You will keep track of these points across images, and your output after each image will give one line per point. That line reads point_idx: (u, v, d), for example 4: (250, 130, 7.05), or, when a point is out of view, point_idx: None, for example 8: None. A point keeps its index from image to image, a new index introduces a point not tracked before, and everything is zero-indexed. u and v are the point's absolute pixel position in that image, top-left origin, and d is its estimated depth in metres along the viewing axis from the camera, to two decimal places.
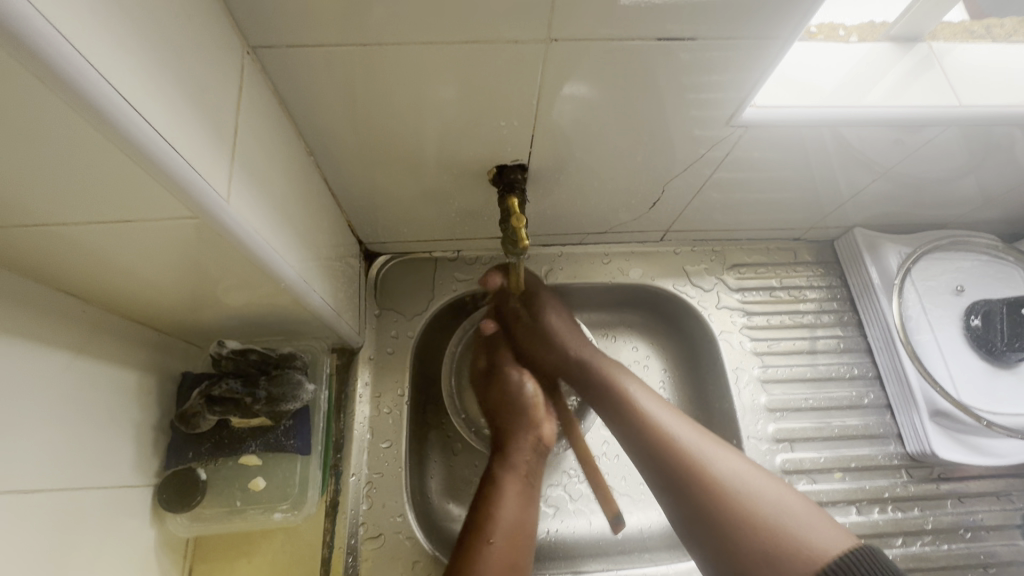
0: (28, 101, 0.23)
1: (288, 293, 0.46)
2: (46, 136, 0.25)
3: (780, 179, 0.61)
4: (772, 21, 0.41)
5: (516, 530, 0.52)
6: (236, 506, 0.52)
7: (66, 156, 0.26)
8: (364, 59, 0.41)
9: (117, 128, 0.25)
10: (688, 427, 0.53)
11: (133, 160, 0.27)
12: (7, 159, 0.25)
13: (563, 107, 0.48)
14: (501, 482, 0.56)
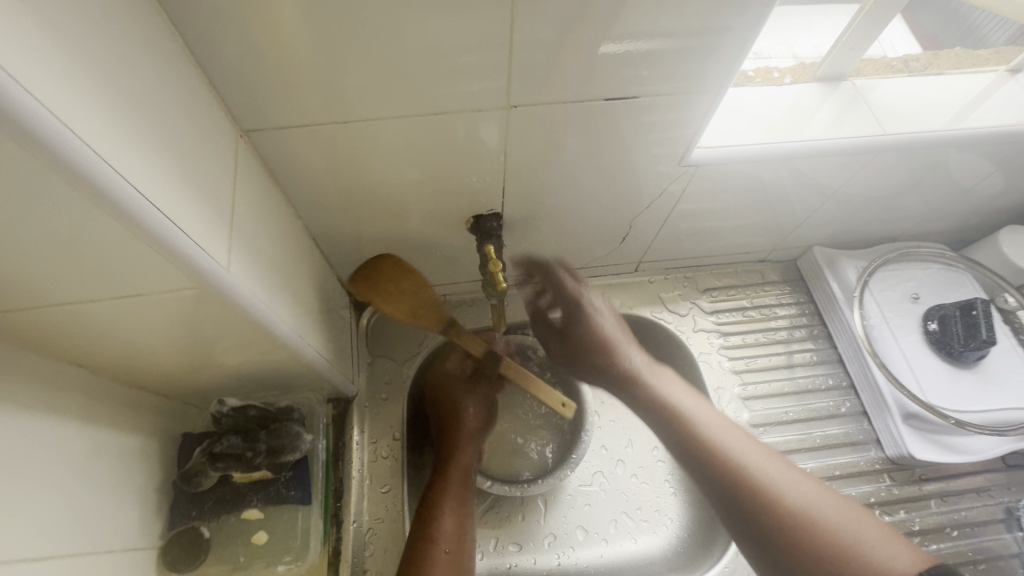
0: (52, 198, 0.26)
1: (284, 348, 0.49)
2: (67, 224, 0.28)
3: (739, 206, 0.65)
4: (705, 74, 0.46)
5: (458, 537, 0.59)
6: (240, 562, 0.52)
7: (84, 241, 0.30)
8: (342, 135, 0.46)
9: (131, 217, 0.29)
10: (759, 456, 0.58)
11: (144, 242, 0.30)
12: (35, 245, 0.29)
13: (528, 158, 0.52)
14: (443, 489, 0.61)
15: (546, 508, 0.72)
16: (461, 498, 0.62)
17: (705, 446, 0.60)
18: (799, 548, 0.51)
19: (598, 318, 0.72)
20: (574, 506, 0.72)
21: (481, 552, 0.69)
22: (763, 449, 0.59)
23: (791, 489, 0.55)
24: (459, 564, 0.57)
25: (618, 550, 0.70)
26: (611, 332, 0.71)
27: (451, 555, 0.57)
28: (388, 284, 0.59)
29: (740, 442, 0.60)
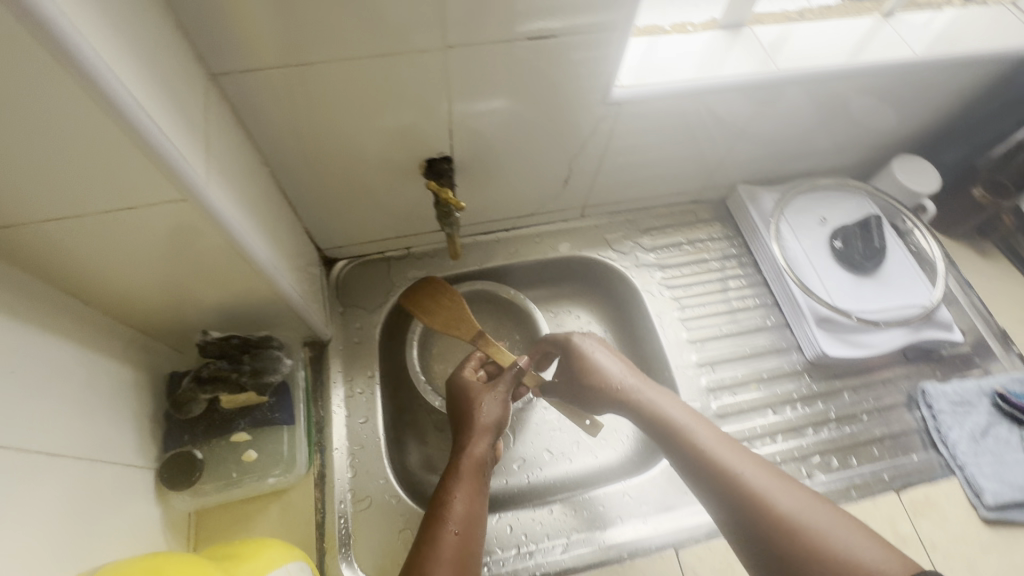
0: (64, 95, 0.31)
1: (262, 280, 0.54)
2: (75, 127, 0.33)
3: (668, 145, 0.74)
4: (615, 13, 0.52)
5: (469, 521, 0.56)
6: (232, 478, 0.57)
7: (88, 145, 0.35)
8: (298, 78, 0.50)
9: (127, 122, 0.34)
10: (740, 454, 0.58)
11: (139, 148, 0.36)
12: (45, 146, 0.34)
13: (468, 99, 0.57)
14: (451, 480, 0.60)
15: (514, 434, 0.79)
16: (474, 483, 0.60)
17: (701, 460, 0.58)
18: (775, 546, 0.52)
19: (601, 367, 0.66)
20: (539, 431, 0.79)
21: None
22: (757, 459, 0.58)
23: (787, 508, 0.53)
24: (469, 547, 0.54)
25: (581, 466, 0.77)
26: (615, 375, 0.66)
27: (461, 538, 0.55)
28: (449, 313, 0.72)
29: (738, 458, 0.57)
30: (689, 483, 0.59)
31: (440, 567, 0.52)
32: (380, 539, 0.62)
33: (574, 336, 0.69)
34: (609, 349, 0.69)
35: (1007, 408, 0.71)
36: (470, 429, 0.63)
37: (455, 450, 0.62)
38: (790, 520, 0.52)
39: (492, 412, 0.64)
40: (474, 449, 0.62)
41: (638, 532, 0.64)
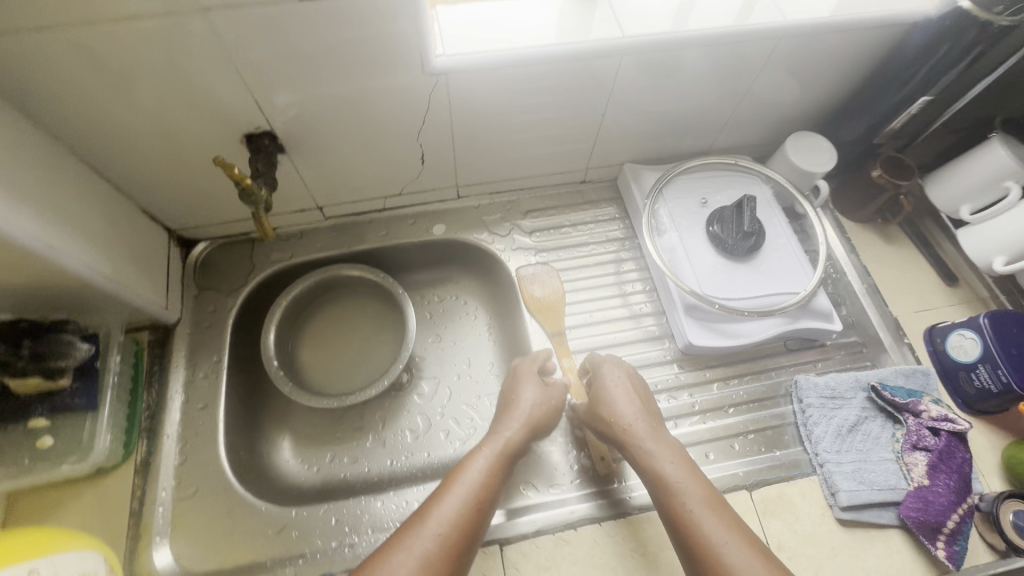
0: None
1: (43, 263, 0.51)
2: None
3: (526, 121, 0.70)
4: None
5: (476, 503, 0.51)
6: (26, 464, 0.56)
7: None
8: (48, 43, 0.46)
9: None
10: (716, 506, 0.50)
11: None
12: None
13: (261, 64, 0.53)
14: (479, 454, 0.56)
15: (382, 421, 0.78)
16: (494, 465, 0.55)
17: (682, 528, 0.50)
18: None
19: (614, 402, 0.61)
20: (409, 420, 0.78)
21: (317, 464, 0.74)
22: (737, 517, 0.50)
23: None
24: (466, 531, 0.49)
25: (445, 454, 0.75)
26: (626, 417, 0.59)
27: (457, 518, 0.49)
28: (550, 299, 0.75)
29: (718, 523, 0.49)
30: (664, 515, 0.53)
31: (428, 537, 0.47)
32: (204, 527, 0.61)
33: (603, 364, 0.65)
34: (632, 385, 0.63)
35: (881, 403, 0.67)
36: (521, 413, 0.61)
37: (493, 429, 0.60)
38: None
39: (530, 397, 0.62)
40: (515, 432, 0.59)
41: None
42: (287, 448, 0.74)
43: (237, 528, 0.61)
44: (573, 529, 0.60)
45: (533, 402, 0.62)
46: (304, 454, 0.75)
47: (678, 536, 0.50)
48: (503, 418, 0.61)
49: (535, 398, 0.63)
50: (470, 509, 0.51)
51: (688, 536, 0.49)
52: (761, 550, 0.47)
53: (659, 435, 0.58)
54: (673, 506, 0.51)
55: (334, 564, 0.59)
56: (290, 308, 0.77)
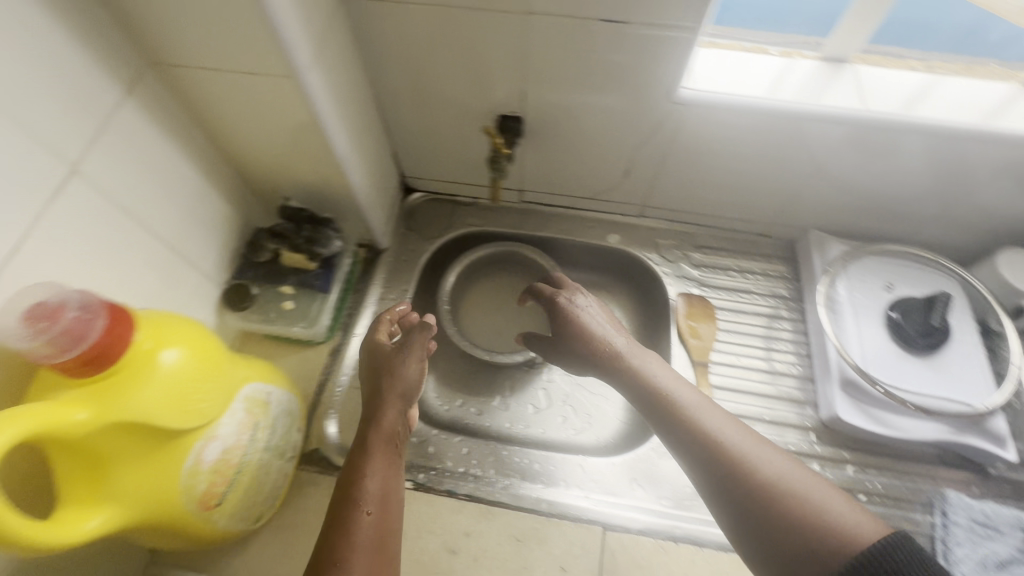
0: None
1: (338, 171, 0.66)
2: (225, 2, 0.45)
3: (735, 164, 0.74)
4: (681, 10, 0.55)
5: (383, 497, 0.55)
6: (270, 317, 0.70)
7: (231, 15, 0.47)
8: (404, 14, 0.60)
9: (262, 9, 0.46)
10: (705, 404, 0.54)
11: (267, 29, 0.47)
12: (208, 10, 0.46)
13: (541, 62, 0.64)
14: (364, 455, 0.58)
15: (512, 388, 0.87)
16: (388, 460, 0.59)
17: (679, 421, 0.53)
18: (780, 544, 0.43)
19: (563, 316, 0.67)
20: (534, 397, 0.86)
21: (449, 405, 0.85)
22: (728, 415, 0.53)
23: (817, 494, 0.45)
24: (386, 525, 0.54)
25: (558, 435, 0.83)
26: (568, 329, 0.66)
27: (377, 518, 0.54)
28: (699, 330, 0.79)
29: (719, 418, 0.52)
30: (654, 415, 0.56)
31: (359, 547, 0.51)
32: None
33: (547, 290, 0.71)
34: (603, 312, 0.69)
35: None
36: (382, 396, 0.62)
37: (371, 415, 0.62)
38: (774, 488, 0.46)
39: (411, 372, 0.65)
40: (386, 419, 0.61)
41: (579, 502, 0.66)
42: (429, 383, 0.86)
43: None
44: (673, 542, 0.64)
45: (406, 377, 0.64)
46: (441, 392, 0.86)
47: (673, 429, 0.53)
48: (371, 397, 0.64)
49: (415, 373, 0.66)
50: (375, 508, 0.54)
51: (685, 427, 0.53)
52: (755, 439, 0.50)
53: (633, 347, 0.63)
54: (663, 403, 0.56)
55: (457, 485, 0.67)
56: (468, 267, 0.89)
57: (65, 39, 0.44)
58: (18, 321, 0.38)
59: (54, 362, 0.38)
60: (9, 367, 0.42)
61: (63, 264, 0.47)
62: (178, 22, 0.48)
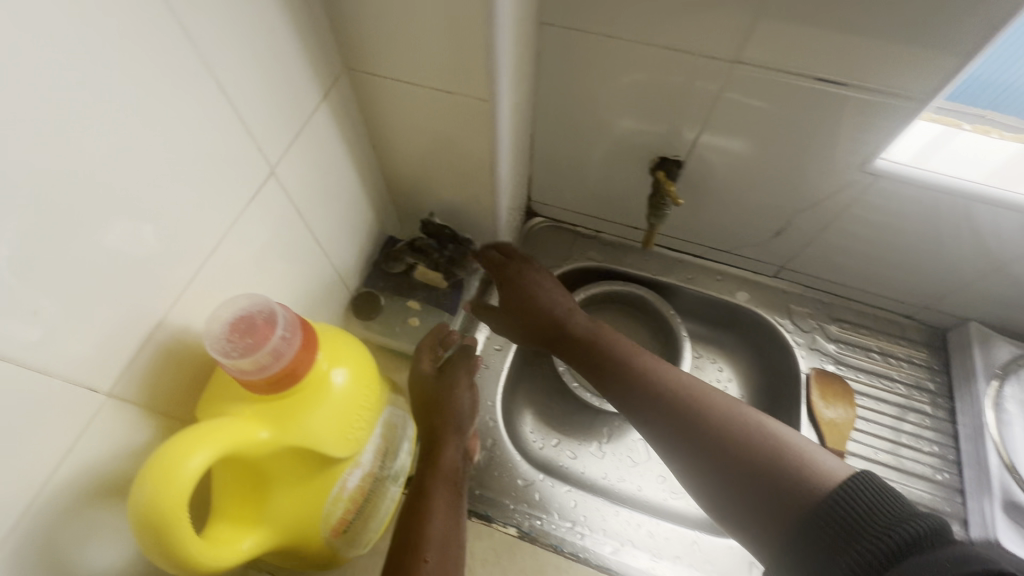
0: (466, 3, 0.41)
1: (491, 193, 0.64)
2: (453, 22, 0.43)
3: (908, 244, 0.68)
4: (923, 80, 0.50)
5: (446, 539, 0.51)
6: (394, 329, 0.68)
7: (452, 36, 0.45)
8: (598, 44, 0.58)
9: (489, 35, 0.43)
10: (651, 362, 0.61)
11: (484, 55, 0.45)
12: (431, 28, 0.45)
13: (726, 110, 0.60)
14: (426, 496, 0.54)
15: (609, 435, 0.83)
16: (451, 502, 0.55)
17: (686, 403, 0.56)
18: (787, 497, 0.47)
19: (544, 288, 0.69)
20: (631, 450, 0.82)
21: (543, 442, 0.82)
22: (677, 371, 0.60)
23: (788, 447, 0.51)
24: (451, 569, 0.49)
25: (651, 496, 0.78)
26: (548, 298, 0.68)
27: (440, 563, 0.49)
28: (834, 411, 0.73)
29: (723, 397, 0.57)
30: (641, 395, 0.59)
31: None
32: None
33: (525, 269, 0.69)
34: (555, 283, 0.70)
35: None
36: (438, 432, 0.59)
37: (428, 455, 0.58)
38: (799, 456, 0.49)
39: (467, 403, 0.62)
40: (443, 457, 0.58)
41: None
42: (527, 418, 0.83)
43: (495, 464, 0.69)
44: None
45: (460, 407, 0.62)
46: (537, 427, 0.83)
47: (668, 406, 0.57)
48: (429, 438, 0.60)
49: (468, 403, 0.63)
50: (436, 552, 0.49)
51: (681, 403, 0.56)
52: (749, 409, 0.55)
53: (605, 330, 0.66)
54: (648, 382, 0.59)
55: (562, 541, 0.64)
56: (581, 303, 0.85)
57: (289, 42, 0.43)
58: (206, 340, 0.35)
59: (253, 376, 0.36)
60: (183, 370, 0.41)
61: (242, 266, 0.46)
62: (391, 36, 0.47)
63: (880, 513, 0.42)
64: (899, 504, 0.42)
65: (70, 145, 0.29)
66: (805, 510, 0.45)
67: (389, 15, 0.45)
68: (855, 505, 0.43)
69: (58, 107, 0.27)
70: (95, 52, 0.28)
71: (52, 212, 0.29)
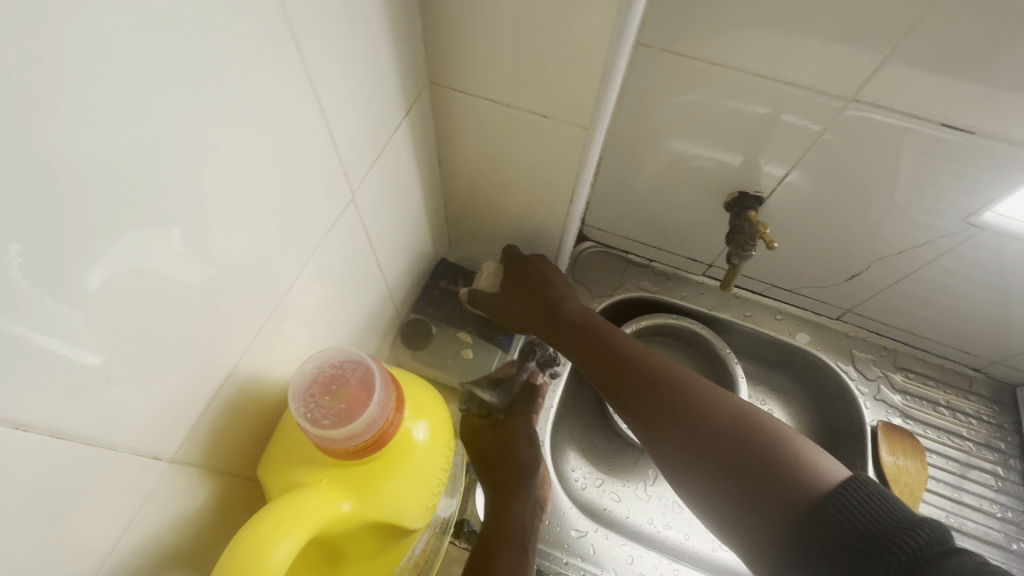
0: (590, 26, 0.37)
1: (564, 222, 0.59)
2: (572, 44, 0.39)
3: (996, 300, 0.64)
4: None
5: None
6: (445, 363, 0.63)
7: (567, 59, 0.41)
8: (695, 71, 0.54)
9: (612, 61, 0.39)
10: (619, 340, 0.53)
11: (600, 80, 0.41)
12: (544, 48, 0.40)
13: (823, 151, 0.56)
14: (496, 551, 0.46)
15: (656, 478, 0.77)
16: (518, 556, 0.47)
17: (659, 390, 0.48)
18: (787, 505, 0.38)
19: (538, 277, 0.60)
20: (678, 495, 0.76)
21: (586, 482, 0.76)
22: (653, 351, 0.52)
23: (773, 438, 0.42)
24: None
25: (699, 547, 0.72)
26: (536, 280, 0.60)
27: None
28: (903, 468, 0.69)
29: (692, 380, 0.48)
30: (609, 379, 0.51)
31: None
32: None
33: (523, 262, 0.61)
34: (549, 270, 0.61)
35: None
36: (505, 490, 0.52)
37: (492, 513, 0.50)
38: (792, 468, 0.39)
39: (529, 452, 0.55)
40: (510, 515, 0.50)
41: None
42: (571, 456, 0.77)
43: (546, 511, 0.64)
44: None
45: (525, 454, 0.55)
46: (579, 466, 0.77)
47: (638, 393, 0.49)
48: (497, 495, 0.52)
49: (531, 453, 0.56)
50: None
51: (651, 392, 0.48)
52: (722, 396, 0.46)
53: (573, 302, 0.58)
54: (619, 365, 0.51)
55: None
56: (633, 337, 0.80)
57: (384, 54, 0.38)
58: (290, 401, 0.32)
59: (340, 444, 0.32)
60: (242, 421, 0.36)
61: (308, 302, 0.41)
62: (491, 52, 0.42)
63: (869, 520, 0.35)
64: (885, 506, 0.35)
65: (142, 176, 0.23)
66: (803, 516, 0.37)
67: (494, 30, 0.41)
68: (849, 510, 0.36)
69: (142, 133, 0.22)
70: (190, 65, 0.24)
71: (109, 257, 0.23)
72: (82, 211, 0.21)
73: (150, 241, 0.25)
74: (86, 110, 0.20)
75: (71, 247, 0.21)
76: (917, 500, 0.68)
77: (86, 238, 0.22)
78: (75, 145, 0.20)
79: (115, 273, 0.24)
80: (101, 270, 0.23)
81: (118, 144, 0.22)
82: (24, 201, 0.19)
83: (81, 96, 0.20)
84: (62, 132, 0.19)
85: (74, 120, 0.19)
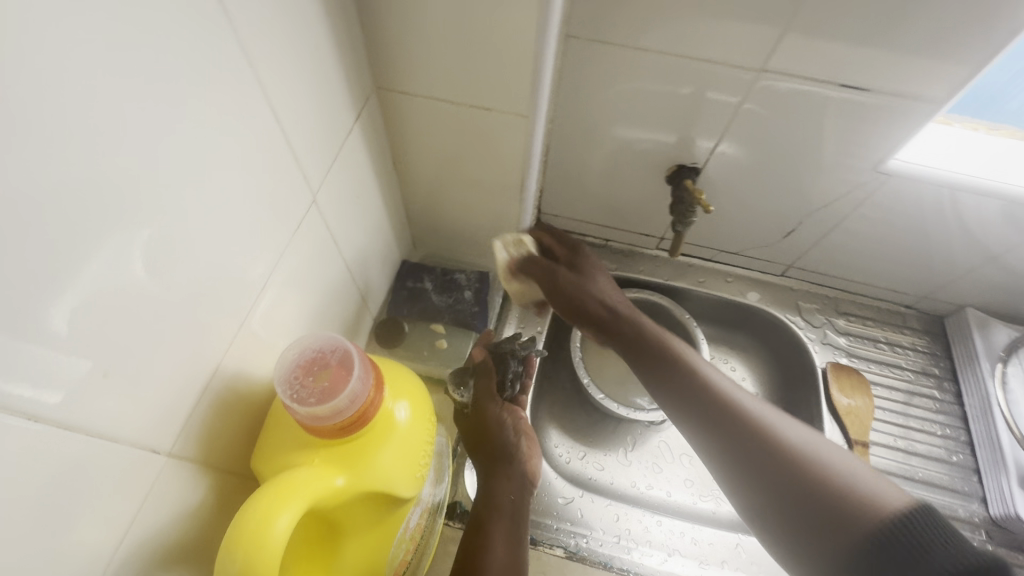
0: (515, 20, 0.41)
1: (519, 209, 0.63)
2: (501, 39, 0.43)
3: (913, 239, 0.71)
4: (940, 84, 0.53)
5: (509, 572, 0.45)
6: (421, 355, 0.66)
7: (499, 52, 0.44)
8: (621, 57, 0.58)
9: (540, 50, 0.43)
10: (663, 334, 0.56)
11: (531, 70, 0.45)
12: (477, 45, 0.44)
13: (744, 120, 0.62)
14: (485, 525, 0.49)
15: (634, 443, 0.81)
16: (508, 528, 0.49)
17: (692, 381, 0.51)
18: (805, 496, 0.40)
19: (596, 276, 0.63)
20: (656, 456, 0.80)
21: (570, 455, 0.79)
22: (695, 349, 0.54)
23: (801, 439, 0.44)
24: None
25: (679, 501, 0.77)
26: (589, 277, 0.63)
27: None
28: (854, 404, 0.75)
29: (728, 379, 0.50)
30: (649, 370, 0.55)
31: None
32: None
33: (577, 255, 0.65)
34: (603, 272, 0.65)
35: None
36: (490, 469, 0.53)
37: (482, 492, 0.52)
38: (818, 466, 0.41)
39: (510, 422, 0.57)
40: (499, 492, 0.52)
41: None
42: (553, 433, 0.81)
43: None
44: None
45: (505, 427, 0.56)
46: (561, 441, 0.80)
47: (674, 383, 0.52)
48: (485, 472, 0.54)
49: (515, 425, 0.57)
50: None
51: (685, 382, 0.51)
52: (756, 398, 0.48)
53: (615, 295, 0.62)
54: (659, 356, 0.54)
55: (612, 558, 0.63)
56: None
57: (329, 63, 0.41)
58: (277, 388, 0.35)
59: (325, 422, 0.34)
60: (232, 418, 0.38)
61: (283, 303, 0.43)
62: (429, 53, 0.46)
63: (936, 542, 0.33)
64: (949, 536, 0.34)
65: (116, 184, 0.26)
66: (822, 508, 0.39)
67: (430, 33, 0.44)
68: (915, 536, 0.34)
69: (114, 144, 0.25)
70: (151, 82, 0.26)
71: (97, 260, 0.25)
72: (65, 218, 0.23)
73: (130, 246, 0.27)
74: (60, 125, 0.22)
75: (59, 251, 0.23)
76: (868, 432, 0.75)
77: (67, 243, 0.24)
78: (54, 158, 0.22)
79: (101, 276, 0.26)
80: (86, 273, 0.25)
81: (92, 157, 0.24)
82: (11, 208, 0.21)
83: (57, 113, 0.22)
84: (41, 146, 0.22)
85: (49, 135, 0.22)
